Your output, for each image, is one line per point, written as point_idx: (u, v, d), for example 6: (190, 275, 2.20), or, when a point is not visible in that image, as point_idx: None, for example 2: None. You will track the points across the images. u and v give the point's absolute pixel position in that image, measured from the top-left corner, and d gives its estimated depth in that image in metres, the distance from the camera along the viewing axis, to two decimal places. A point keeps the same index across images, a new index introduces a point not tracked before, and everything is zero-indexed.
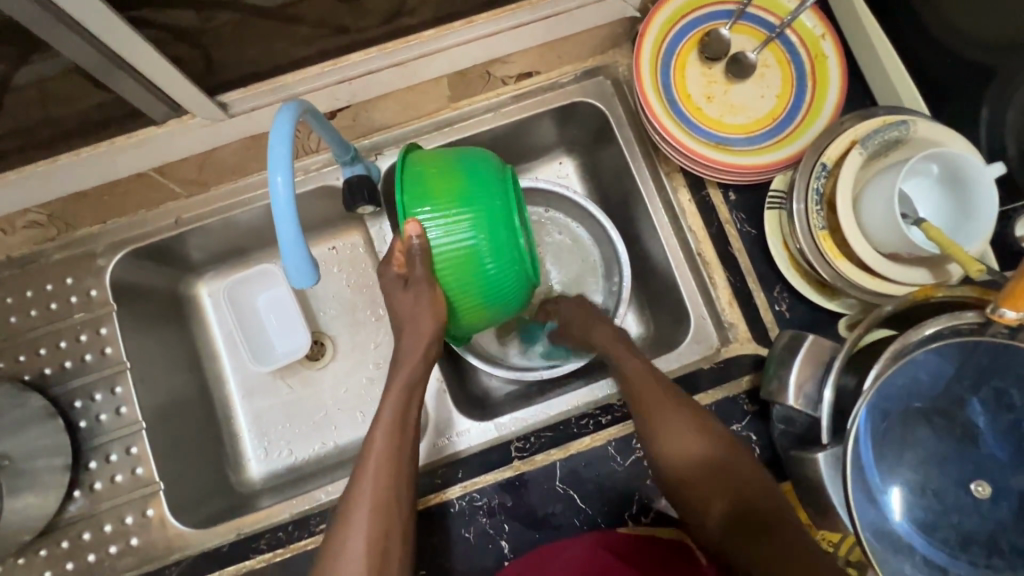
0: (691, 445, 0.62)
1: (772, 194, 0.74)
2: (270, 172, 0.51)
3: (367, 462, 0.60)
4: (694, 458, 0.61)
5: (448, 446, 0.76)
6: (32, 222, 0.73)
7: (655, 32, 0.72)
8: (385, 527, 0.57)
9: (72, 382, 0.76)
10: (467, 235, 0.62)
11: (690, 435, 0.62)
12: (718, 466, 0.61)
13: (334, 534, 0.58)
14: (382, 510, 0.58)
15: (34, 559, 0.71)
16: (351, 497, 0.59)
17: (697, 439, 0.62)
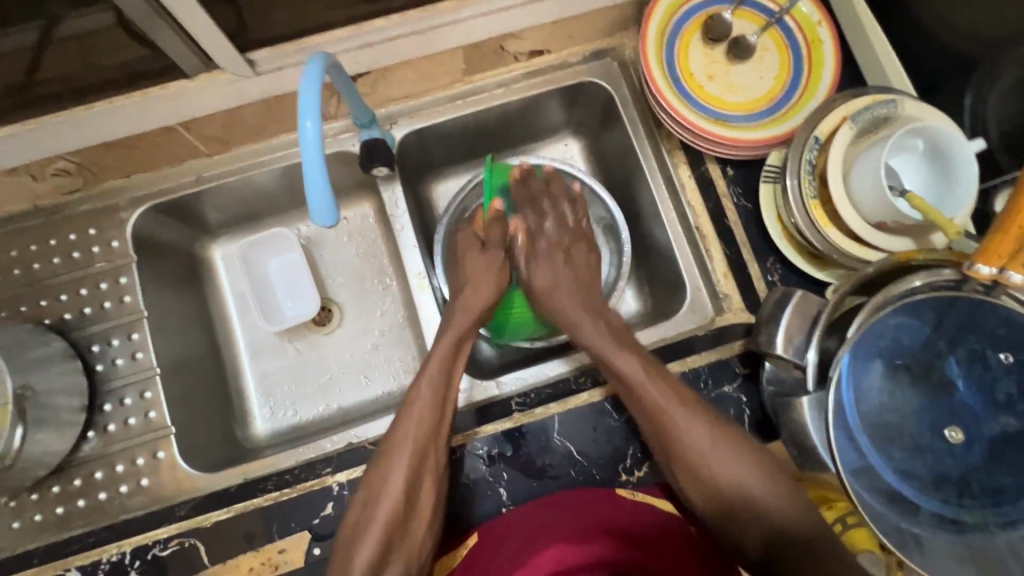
0: (699, 445, 0.64)
1: (768, 168, 0.78)
2: (301, 117, 0.55)
3: (413, 407, 0.67)
4: (702, 457, 0.64)
5: (481, 391, 0.77)
6: (61, 171, 0.76)
7: (661, 14, 0.76)
8: (420, 468, 0.65)
9: (91, 327, 0.79)
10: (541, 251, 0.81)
11: (707, 441, 0.64)
12: (724, 460, 0.63)
13: (377, 469, 0.65)
14: (421, 456, 0.65)
15: (47, 495, 0.74)
16: (395, 440, 0.66)
17: (703, 431, 0.65)
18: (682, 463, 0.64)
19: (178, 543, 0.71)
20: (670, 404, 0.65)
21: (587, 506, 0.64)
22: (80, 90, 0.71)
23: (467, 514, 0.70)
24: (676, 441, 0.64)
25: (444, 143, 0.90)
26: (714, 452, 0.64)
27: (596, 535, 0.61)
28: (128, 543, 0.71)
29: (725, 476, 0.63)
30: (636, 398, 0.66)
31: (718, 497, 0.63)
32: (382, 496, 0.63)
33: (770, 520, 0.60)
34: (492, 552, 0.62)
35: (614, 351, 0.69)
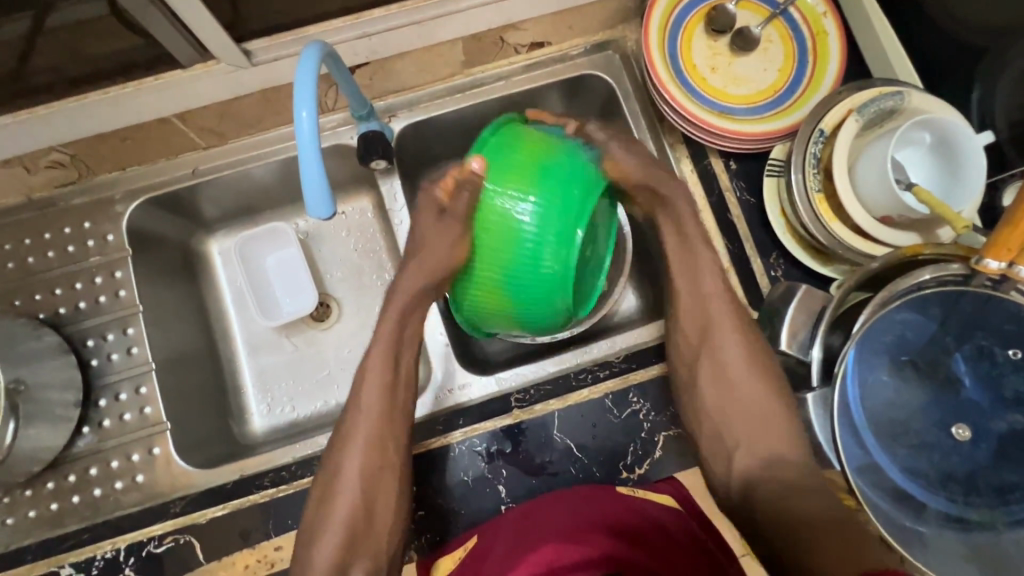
0: (733, 365, 0.69)
1: (772, 161, 0.77)
2: (296, 107, 0.54)
3: (362, 398, 0.68)
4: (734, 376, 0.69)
5: (451, 398, 0.75)
6: (54, 163, 0.75)
7: (664, 4, 0.75)
8: (376, 456, 0.66)
9: (86, 322, 0.78)
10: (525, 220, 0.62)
11: (744, 378, 0.69)
12: (750, 387, 0.68)
13: (333, 455, 0.67)
14: (375, 446, 0.66)
15: (41, 491, 0.73)
16: (348, 429, 0.67)
17: (743, 367, 0.69)
18: (709, 383, 0.69)
19: (173, 540, 0.70)
20: (718, 328, 0.70)
21: (594, 505, 0.62)
22: (72, 80, 0.70)
23: (466, 511, 0.70)
24: (712, 357, 0.70)
25: (443, 137, 0.88)
26: (742, 381, 0.68)
27: (593, 533, 0.58)
28: (123, 539, 0.71)
29: (746, 405, 0.68)
30: (691, 316, 0.71)
31: (732, 420, 0.68)
32: (341, 487, 0.66)
33: (771, 449, 0.65)
34: (489, 545, 0.62)
35: (680, 270, 0.73)
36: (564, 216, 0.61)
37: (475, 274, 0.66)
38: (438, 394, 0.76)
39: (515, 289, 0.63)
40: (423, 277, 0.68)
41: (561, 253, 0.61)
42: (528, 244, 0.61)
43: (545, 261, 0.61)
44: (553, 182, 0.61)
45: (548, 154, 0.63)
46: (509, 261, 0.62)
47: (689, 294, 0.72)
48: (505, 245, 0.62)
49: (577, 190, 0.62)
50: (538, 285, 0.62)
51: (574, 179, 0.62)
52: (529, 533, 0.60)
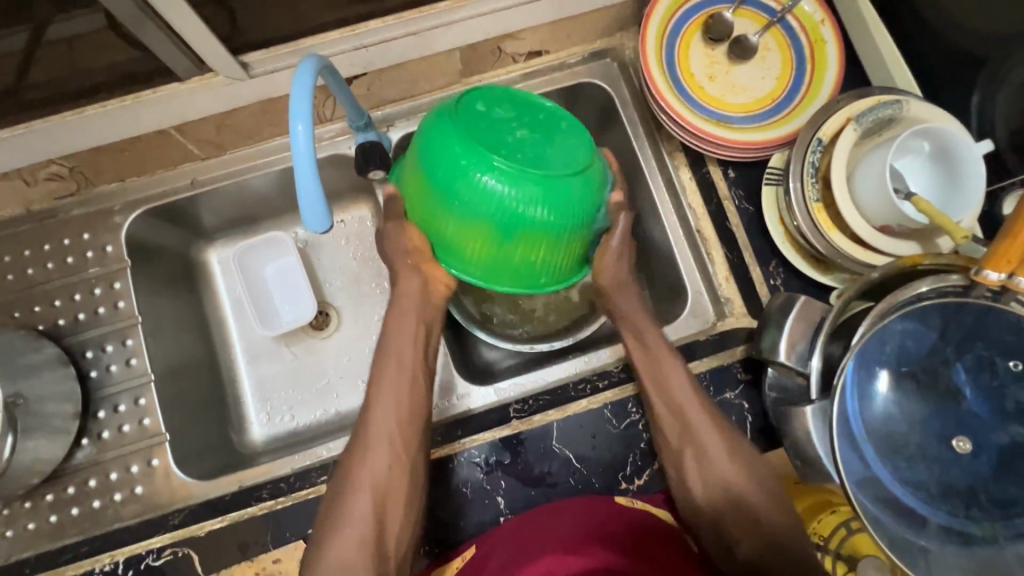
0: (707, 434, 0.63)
1: (771, 170, 0.77)
2: (291, 120, 0.54)
3: (381, 394, 0.65)
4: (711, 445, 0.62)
5: (453, 407, 0.76)
6: (54, 175, 0.75)
7: (661, 13, 0.75)
8: (398, 458, 0.62)
9: (86, 333, 0.78)
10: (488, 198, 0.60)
11: (716, 444, 0.62)
12: (734, 470, 0.61)
13: (352, 455, 0.63)
14: (393, 445, 0.62)
15: (40, 504, 0.73)
16: (366, 427, 0.64)
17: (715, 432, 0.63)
18: (694, 460, 0.62)
19: (171, 552, 0.70)
20: (697, 408, 0.64)
21: (595, 518, 0.62)
22: (71, 93, 0.70)
23: (464, 523, 0.69)
24: (695, 440, 0.63)
25: None
26: (730, 464, 0.61)
27: (592, 545, 0.57)
28: (120, 552, 0.70)
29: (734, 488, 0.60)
30: (666, 394, 0.65)
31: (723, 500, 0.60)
32: (357, 487, 0.60)
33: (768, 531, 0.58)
34: (488, 557, 0.61)
35: (658, 347, 0.67)
36: (473, 155, 0.59)
37: (456, 252, 0.67)
38: (441, 404, 0.77)
39: (505, 226, 0.62)
40: (421, 289, 0.68)
41: (526, 180, 0.59)
42: (464, 189, 0.60)
43: (499, 195, 0.60)
44: (439, 144, 0.61)
45: (431, 124, 0.63)
46: (458, 213, 0.62)
47: (667, 373, 0.66)
48: (446, 211, 0.63)
49: (470, 130, 0.60)
50: (507, 215, 0.61)
51: (453, 123, 0.61)
52: (527, 545, 0.59)
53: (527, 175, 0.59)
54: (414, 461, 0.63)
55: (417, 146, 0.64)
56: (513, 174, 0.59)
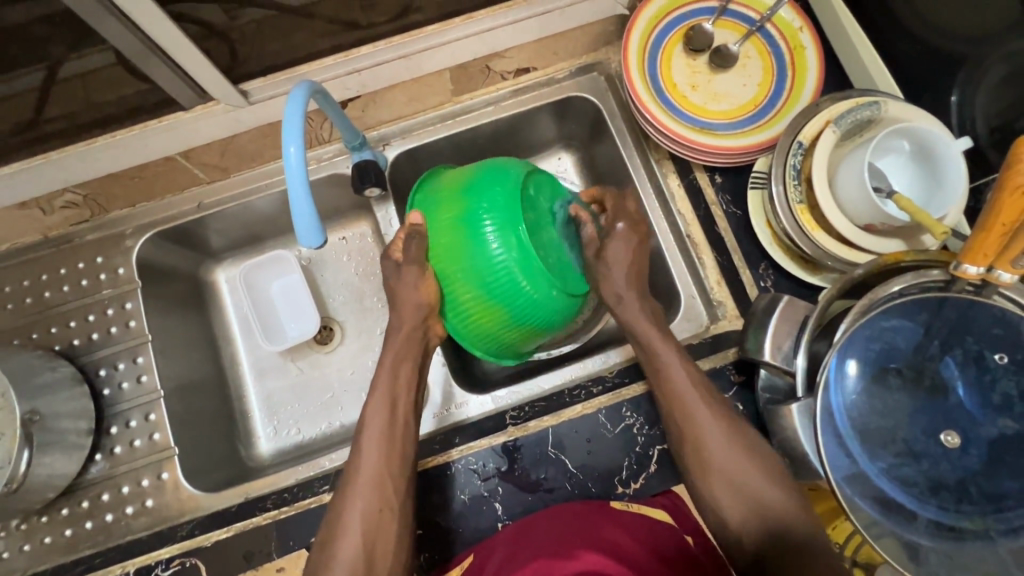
0: (702, 420, 0.63)
1: (755, 174, 0.78)
2: (284, 143, 0.57)
3: (363, 439, 0.66)
4: (705, 430, 0.62)
5: (450, 416, 0.78)
6: (69, 203, 0.80)
7: (642, 28, 0.78)
8: (378, 499, 0.63)
9: (98, 352, 0.82)
10: (483, 253, 0.68)
11: (711, 426, 0.62)
12: (729, 451, 0.61)
13: (335, 503, 0.64)
14: (376, 486, 0.63)
15: (56, 517, 0.76)
16: (351, 473, 0.65)
17: (710, 416, 0.63)
18: (690, 440, 0.63)
19: (179, 563, 0.71)
20: (695, 395, 0.64)
21: (586, 526, 0.61)
22: (83, 125, 0.74)
23: (463, 531, 0.70)
24: (692, 425, 0.63)
25: (438, 162, 0.92)
26: (728, 448, 0.61)
27: (585, 551, 0.56)
28: (131, 563, 0.73)
29: (724, 461, 0.60)
30: (664, 387, 0.66)
31: (720, 483, 0.60)
32: (345, 530, 0.61)
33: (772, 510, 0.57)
34: (484, 563, 0.62)
35: (653, 344, 0.68)
36: (498, 220, 0.68)
37: (460, 305, 0.72)
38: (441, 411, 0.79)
39: (481, 285, 0.69)
40: (408, 315, 0.71)
41: (520, 270, 0.68)
42: (479, 259, 0.68)
43: (504, 261, 0.68)
44: (472, 197, 0.70)
45: (466, 181, 0.72)
46: (475, 277, 0.69)
47: (666, 368, 0.66)
48: (468, 267, 0.69)
49: (506, 194, 0.69)
50: (517, 292, 0.69)
51: (493, 188, 0.70)
52: (517, 553, 0.59)
53: (521, 263, 0.68)
54: (401, 499, 0.64)
55: (463, 176, 0.73)
56: (519, 253, 0.68)
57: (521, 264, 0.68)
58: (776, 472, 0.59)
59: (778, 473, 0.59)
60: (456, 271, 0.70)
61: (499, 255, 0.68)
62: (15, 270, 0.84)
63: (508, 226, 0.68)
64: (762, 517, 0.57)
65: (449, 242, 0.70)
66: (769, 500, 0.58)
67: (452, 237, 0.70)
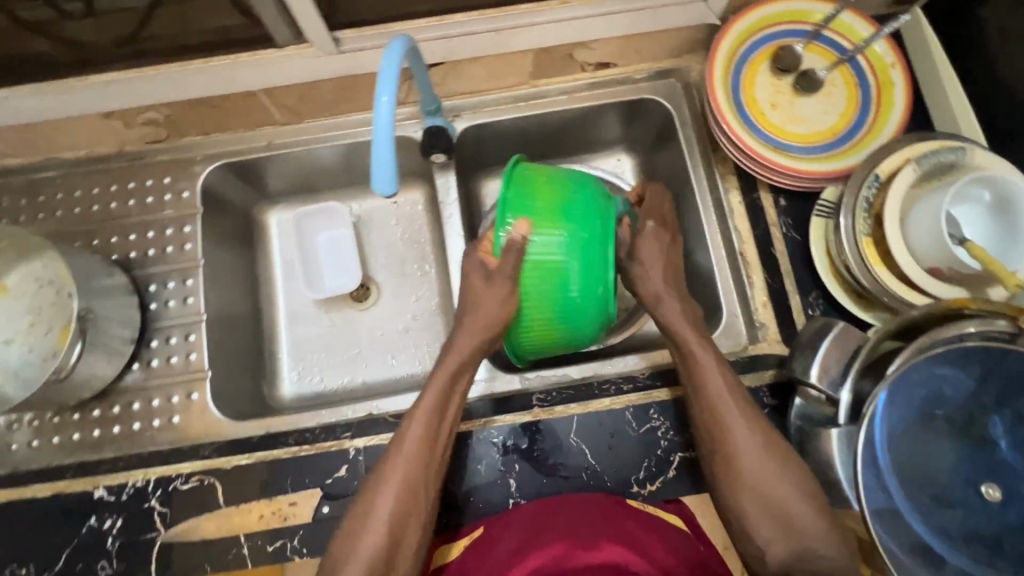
0: (738, 433, 0.62)
1: (822, 203, 0.78)
2: (377, 91, 0.58)
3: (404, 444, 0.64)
4: (739, 443, 0.61)
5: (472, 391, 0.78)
6: (149, 121, 0.82)
7: (731, 40, 0.78)
8: (408, 504, 0.62)
9: (152, 267, 0.84)
10: (575, 286, 0.64)
11: (745, 439, 0.61)
12: (765, 470, 0.60)
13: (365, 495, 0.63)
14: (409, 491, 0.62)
15: (87, 417, 0.78)
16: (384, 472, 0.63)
17: (747, 430, 0.62)
18: (720, 442, 0.62)
19: (198, 479, 0.71)
20: (735, 411, 0.63)
21: (610, 517, 0.62)
22: (178, 47, 0.77)
23: (475, 500, 0.71)
24: (726, 438, 0.62)
25: (503, 142, 0.93)
26: (763, 468, 0.60)
27: (607, 541, 0.57)
28: (153, 471, 0.71)
29: (757, 479, 0.60)
30: (700, 395, 0.65)
31: (749, 499, 0.60)
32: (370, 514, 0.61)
33: (800, 533, 0.57)
34: (497, 537, 0.63)
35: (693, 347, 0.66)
36: (599, 258, 0.64)
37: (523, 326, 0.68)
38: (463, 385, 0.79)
39: (559, 313, 0.66)
40: None
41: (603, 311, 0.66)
42: (570, 291, 0.64)
43: (586, 298, 0.65)
44: (575, 220, 0.64)
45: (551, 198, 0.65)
46: (557, 306, 0.65)
47: (702, 370, 0.65)
48: (555, 293, 0.65)
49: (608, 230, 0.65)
50: (591, 327, 0.67)
51: (586, 216, 0.65)
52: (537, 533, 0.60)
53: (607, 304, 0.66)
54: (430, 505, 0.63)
55: (561, 189, 0.66)
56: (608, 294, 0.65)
57: (605, 303, 0.66)
58: (804, 482, 0.59)
59: (810, 492, 0.59)
60: (539, 294, 0.65)
61: (591, 293, 0.65)
62: (88, 176, 0.87)
63: (606, 262, 0.64)
64: (791, 533, 0.58)
65: (540, 263, 0.64)
66: (799, 525, 0.58)
67: (545, 259, 0.64)
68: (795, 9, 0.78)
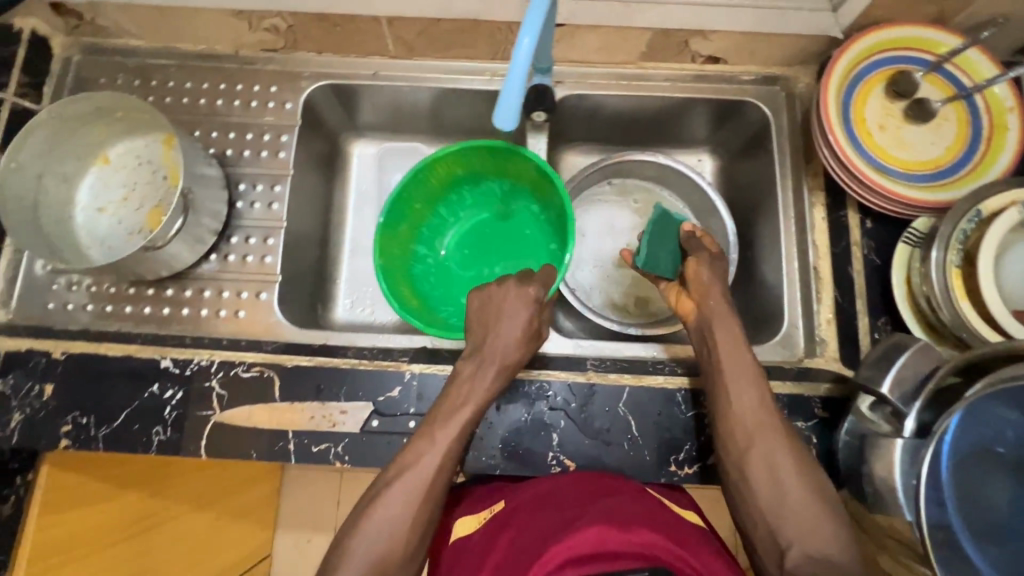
0: (761, 432, 0.64)
1: (911, 231, 0.77)
2: (520, 32, 0.57)
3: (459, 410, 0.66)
4: (764, 440, 0.64)
5: None
6: (272, 28, 0.85)
7: (853, 54, 0.78)
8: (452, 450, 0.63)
9: (245, 168, 0.87)
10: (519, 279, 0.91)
11: (771, 438, 0.64)
12: (789, 472, 0.62)
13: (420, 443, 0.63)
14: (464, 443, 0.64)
15: (161, 294, 0.82)
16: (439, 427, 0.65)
17: (774, 431, 0.64)
18: (744, 438, 0.64)
19: (259, 370, 0.73)
20: (759, 410, 0.66)
21: (644, 508, 0.61)
22: None
23: (516, 446, 0.72)
24: (752, 434, 0.64)
25: (596, 117, 0.95)
26: (787, 469, 0.62)
27: (641, 529, 0.57)
28: (219, 354, 0.74)
29: (782, 478, 0.61)
30: (725, 391, 0.67)
31: (771, 496, 0.61)
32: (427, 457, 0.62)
33: (817, 538, 0.58)
34: (527, 505, 0.64)
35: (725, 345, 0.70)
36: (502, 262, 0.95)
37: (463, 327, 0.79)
38: None
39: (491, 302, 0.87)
40: None
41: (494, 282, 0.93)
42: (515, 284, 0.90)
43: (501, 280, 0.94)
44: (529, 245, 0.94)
45: (535, 214, 0.93)
46: None
47: (730, 367, 0.68)
48: None
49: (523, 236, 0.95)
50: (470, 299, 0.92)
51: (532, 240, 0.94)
52: (570, 519, 0.58)
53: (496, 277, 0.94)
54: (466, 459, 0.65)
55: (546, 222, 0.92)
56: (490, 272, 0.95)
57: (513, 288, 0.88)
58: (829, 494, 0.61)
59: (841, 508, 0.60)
60: None
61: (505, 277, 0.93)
62: (201, 71, 0.90)
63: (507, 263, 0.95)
64: (807, 535, 0.58)
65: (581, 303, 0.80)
66: (824, 533, 0.58)
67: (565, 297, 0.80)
68: (924, 36, 0.78)
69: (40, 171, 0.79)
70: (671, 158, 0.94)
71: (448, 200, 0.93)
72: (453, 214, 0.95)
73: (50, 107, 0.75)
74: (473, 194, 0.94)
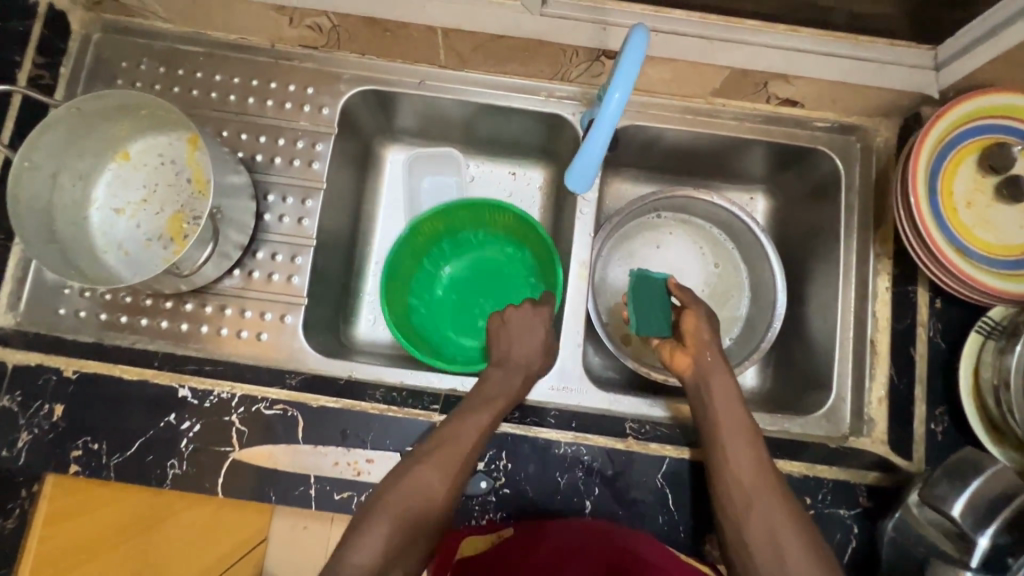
0: (753, 488, 0.62)
1: (986, 320, 0.73)
2: (611, 88, 0.56)
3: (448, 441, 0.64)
4: (760, 497, 0.61)
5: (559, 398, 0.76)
6: (315, 26, 0.77)
7: (951, 119, 0.71)
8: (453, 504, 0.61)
9: (275, 176, 0.81)
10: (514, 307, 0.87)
11: (768, 495, 0.61)
12: (792, 533, 0.58)
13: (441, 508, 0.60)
14: None
15: (179, 309, 0.76)
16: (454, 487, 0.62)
17: (773, 490, 0.61)
18: (740, 494, 0.62)
19: (282, 408, 0.70)
20: (752, 464, 0.63)
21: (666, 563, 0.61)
22: None
23: (547, 510, 0.69)
24: (747, 489, 0.62)
25: (653, 149, 0.88)
26: (789, 530, 0.59)
27: None
28: (240, 387, 0.71)
29: (787, 541, 0.58)
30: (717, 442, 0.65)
31: (770, 556, 0.58)
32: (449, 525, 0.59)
33: None
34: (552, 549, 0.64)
35: (716, 392, 0.68)
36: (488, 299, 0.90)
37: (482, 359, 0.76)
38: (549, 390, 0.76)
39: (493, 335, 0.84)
40: None
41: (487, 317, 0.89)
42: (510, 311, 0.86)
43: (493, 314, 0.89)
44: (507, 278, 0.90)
45: (509, 255, 0.90)
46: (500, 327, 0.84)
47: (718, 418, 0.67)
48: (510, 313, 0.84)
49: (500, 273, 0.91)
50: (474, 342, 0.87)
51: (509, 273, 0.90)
52: None
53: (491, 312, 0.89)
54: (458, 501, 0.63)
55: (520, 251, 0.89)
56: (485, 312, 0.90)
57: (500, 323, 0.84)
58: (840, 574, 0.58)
59: None
60: None
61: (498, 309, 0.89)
62: (231, 63, 0.83)
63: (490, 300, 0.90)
64: None
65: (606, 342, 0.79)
66: None
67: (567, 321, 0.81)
68: None
69: (55, 168, 0.72)
70: (725, 200, 0.86)
71: (430, 253, 0.89)
72: (435, 264, 0.90)
73: (68, 103, 0.68)
74: (451, 243, 0.90)
